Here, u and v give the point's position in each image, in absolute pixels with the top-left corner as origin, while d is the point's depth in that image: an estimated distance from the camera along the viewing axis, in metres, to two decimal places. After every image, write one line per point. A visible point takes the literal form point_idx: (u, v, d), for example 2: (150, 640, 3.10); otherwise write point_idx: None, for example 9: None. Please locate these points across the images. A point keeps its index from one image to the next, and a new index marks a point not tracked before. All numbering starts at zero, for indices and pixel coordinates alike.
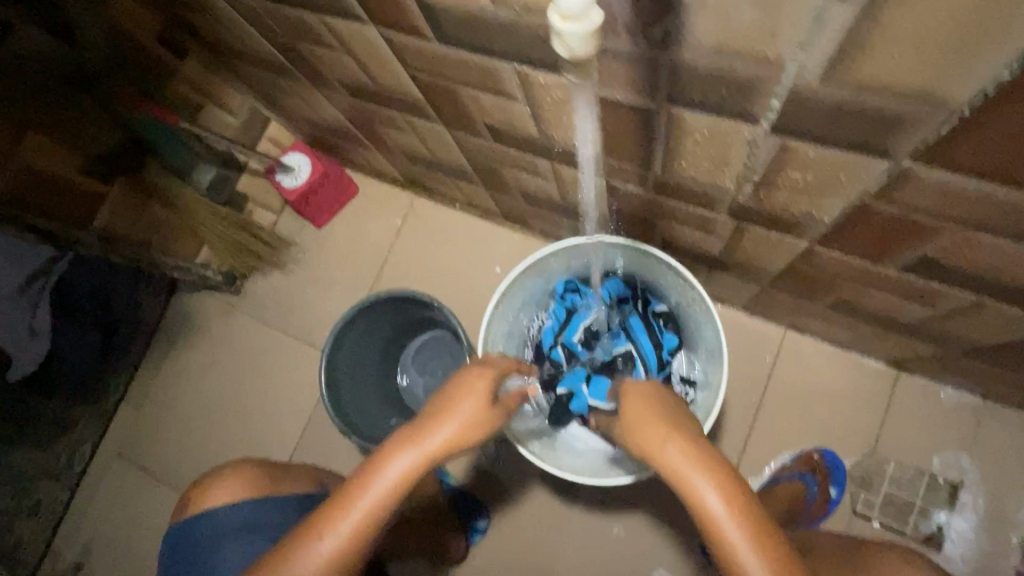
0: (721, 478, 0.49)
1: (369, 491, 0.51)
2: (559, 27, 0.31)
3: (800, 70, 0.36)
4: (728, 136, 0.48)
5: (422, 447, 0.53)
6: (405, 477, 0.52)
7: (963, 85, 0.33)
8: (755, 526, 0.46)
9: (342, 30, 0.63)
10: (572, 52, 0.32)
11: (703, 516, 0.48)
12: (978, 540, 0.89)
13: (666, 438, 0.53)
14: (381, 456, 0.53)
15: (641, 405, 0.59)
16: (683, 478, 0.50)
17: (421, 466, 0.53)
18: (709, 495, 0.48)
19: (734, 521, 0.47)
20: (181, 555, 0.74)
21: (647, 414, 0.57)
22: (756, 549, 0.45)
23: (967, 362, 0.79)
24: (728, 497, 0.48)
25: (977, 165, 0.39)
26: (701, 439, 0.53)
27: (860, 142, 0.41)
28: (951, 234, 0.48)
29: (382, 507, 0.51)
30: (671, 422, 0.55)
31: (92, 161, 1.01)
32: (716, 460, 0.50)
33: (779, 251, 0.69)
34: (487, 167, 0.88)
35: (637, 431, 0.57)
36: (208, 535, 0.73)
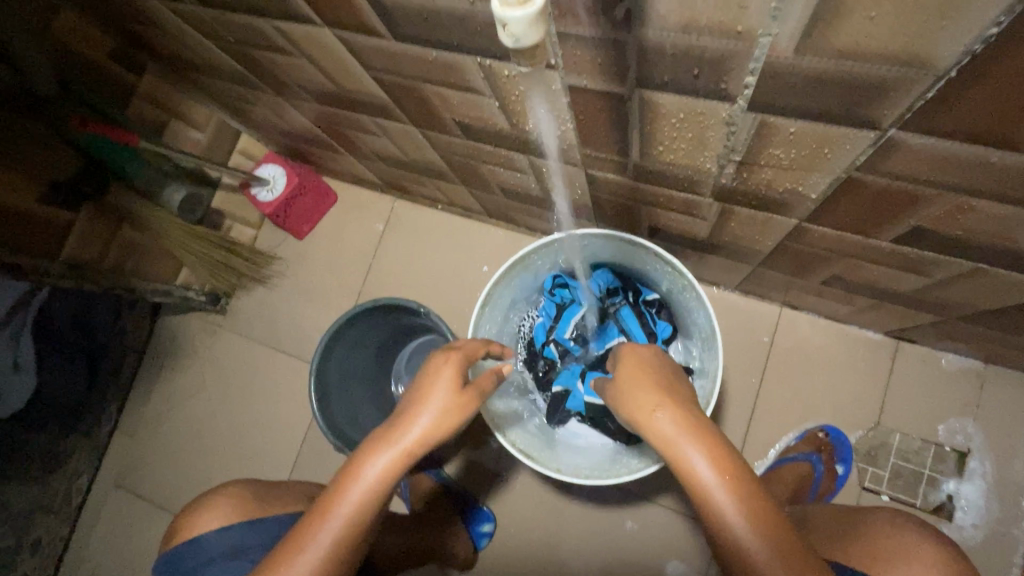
0: (711, 446, 0.47)
1: (349, 497, 0.49)
2: (501, 13, 0.29)
3: (774, 42, 0.34)
4: (704, 117, 0.46)
5: (398, 445, 0.50)
6: (385, 476, 0.50)
7: (949, 46, 0.30)
8: (747, 493, 0.45)
9: (295, 33, 0.61)
10: (518, 40, 0.31)
11: (695, 486, 0.46)
12: (989, 507, 0.87)
13: (655, 407, 0.50)
14: (359, 457, 0.51)
15: (631, 375, 0.57)
16: (671, 445, 0.48)
17: (399, 466, 0.50)
18: (700, 465, 0.46)
19: (726, 488, 0.45)
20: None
21: (633, 382, 0.55)
22: (748, 515, 0.44)
23: (966, 327, 0.77)
24: (719, 465, 0.46)
25: (967, 130, 0.36)
26: (690, 408, 0.50)
27: (842, 113, 0.39)
28: (944, 201, 0.46)
29: (365, 511, 0.49)
30: (657, 389, 0.53)
31: (50, 188, 0.97)
32: (705, 429, 0.48)
33: (768, 230, 0.67)
34: (463, 164, 0.85)
35: (626, 401, 0.54)
36: (195, 564, 0.69)
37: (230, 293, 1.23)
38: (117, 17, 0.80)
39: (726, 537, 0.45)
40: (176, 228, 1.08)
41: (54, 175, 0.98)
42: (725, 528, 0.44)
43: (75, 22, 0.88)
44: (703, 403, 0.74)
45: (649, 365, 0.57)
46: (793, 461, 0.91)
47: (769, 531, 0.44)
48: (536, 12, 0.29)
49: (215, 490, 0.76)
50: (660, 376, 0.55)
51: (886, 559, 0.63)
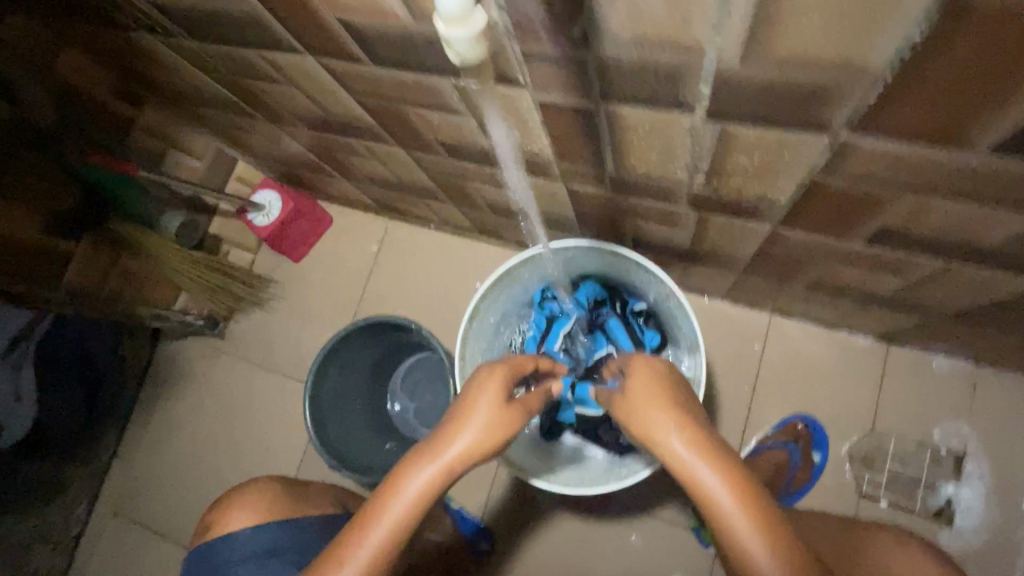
0: (730, 472, 0.46)
1: (389, 509, 0.50)
2: (444, 32, 0.31)
3: (721, 54, 0.36)
4: (669, 127, 0.48)
5: (441, 460, 0.51)
6: (426, 490, 0.50)
7: (879, 50, 0.32)
8: (769, 522, 0.44)
9: (282, 62, 0.63)
10: (462, 56, 0.32)
11: (714, 514, 0.45)
12: (989, 510, 0.87)
13: (673, 430, 0.50)
14: (402, 470, 0.52)
15: (643, 390, 0.55)
16: (686, 467, 0.48)
17: (440, 479, 0.51)
18: (720, 493, 0.45)
19: (749, 519, 0.44)
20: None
21: (645, 396, 0.54)
22: (772, 547, 0.43)
23: (950, 328, 0.78)
24: (738, 492, 0.45)
25: (912, 130, 0.38)
26: (708, 431, 0.50)
27: (795, 118, 0.41)
28: (904, 201, 0.47)
29: (404, 524, 0.50)
30: (669, 406, 0.52)
31: (51, 219, 1.01)
32: (726, 454, 0.47)
33: (745, 236, 0.68)
34: (450, 183, 0.87)
35: (639, 419, 0.53)
36: (228, 561, 0.69)
37: (228, 317, 1.25)
38: (118, 54, 0.84)
39: (745, 568, 0.44)
40: (170, 252, 1.10)
41: (52, 206, 1.00)
42: (746, 559, 0.44)
43: (82, 62, 0.89)
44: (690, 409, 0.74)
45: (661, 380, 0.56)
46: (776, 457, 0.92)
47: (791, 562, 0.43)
48: (475, 29, 0.31)
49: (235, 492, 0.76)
50: (672, 392, 0.55)
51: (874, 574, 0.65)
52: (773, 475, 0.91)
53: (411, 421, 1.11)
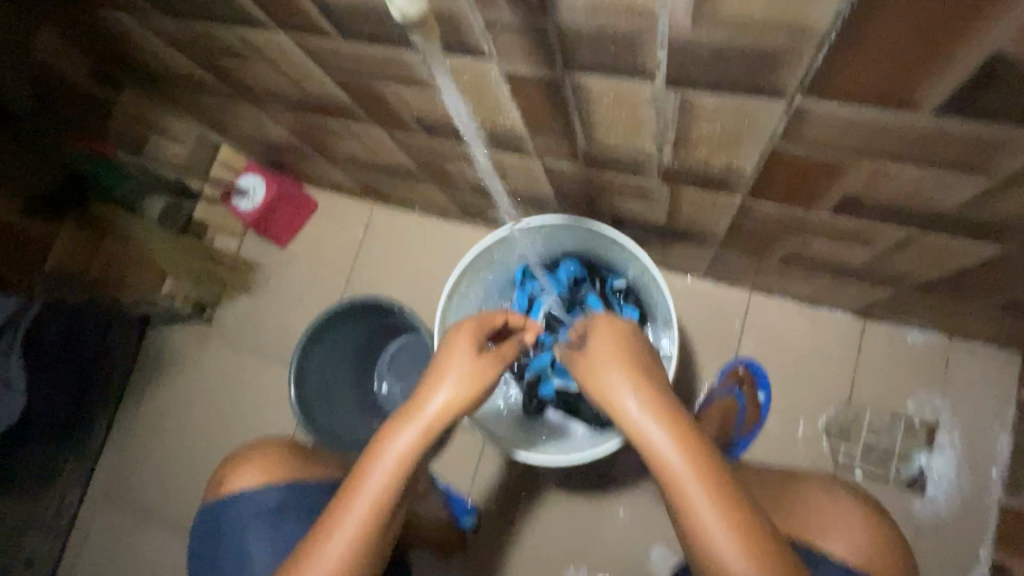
0: (680, 434, 0.48)
1: (377, 474, 0.53)
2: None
3: (672, 16, 0.37)
4: (632, 97, 0.49)
5: (420, 422, 0.54)
6: (410, 452, 0.54)
7: (823, 10, 0.33)
8: (718, 484, 0.46)
9: (255, 39, 0.64)
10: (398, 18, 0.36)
11: (668, 477, 0.47)
12: (960, 478, 0.89)
13: (631, 390, 0.50)
14: (384, 435, 0.54)
15: (603, 347, 0.55)
16: (639, 432, 0.49)
17: (422, 439, 0.54)
18: (675, 459, 0.47)
19: (700, 484, 0.46)
20: (207, 540, 0.72)
21: (604, 355, 0.54)
22: (720, 510, 0.46)
23: (921, 300, 0.80)
24: (689, 456, 0.47)
25: (860, 91, 0.39)
26: (663, 392, 0.51)
27: (750, 83, 0.42)
28: (862, 168, 0.48)
29: (392, 486, 0.53)
30: (630, 366, 0.53)
31: (36, 203, 1.03)
32: (669, 407, 0.50)
33: (718, 210, 0.69)
34: (430, 163, 0.88)
35: (595, 375, 0.53)
36: (237, 517, 0.70)
37: (216, 303, 1.26)
38: (93, 34, 0.84)
39: (694, 528, 0.46)
40: (154, 237, 1.09)
41: (36, 191, 1.03)
42: (697, 522, 0.46)
43: (64, 49, 0.90)
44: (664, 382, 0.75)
45: (621, 338, 0.56)
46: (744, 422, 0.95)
47: (735, 521, 0.45)
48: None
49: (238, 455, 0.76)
50: (634, 350, 0.55)
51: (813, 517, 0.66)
52: (723, 425, 0.93)
53: (397, 402, 1.12)
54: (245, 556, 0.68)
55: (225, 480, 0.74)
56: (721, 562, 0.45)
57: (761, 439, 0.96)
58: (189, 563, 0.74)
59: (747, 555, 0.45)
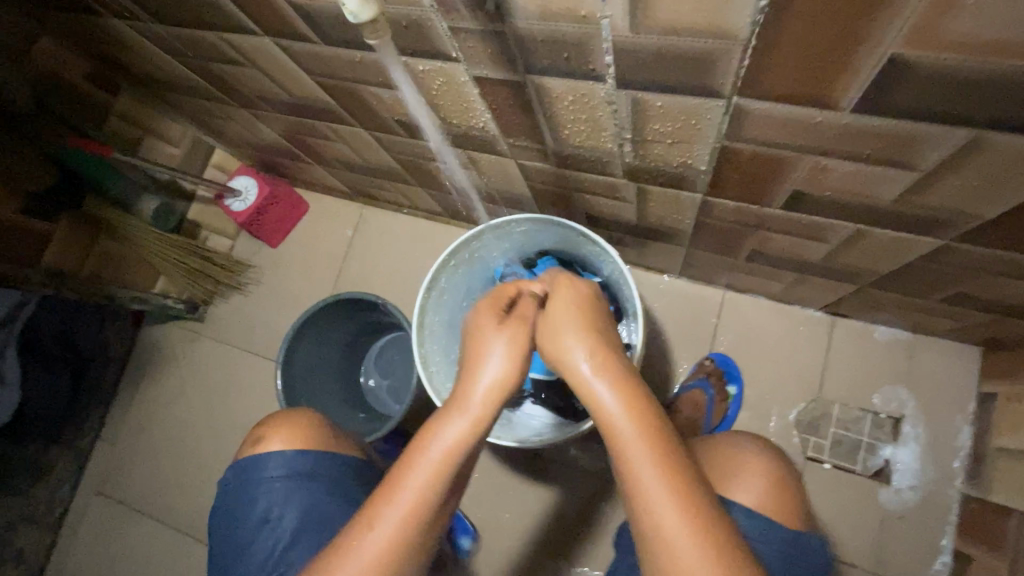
0: (624, 396, 0.54)
1: (424, 465, 0.56)
2: None
3: (613, 23, 0.41)
4: (588, 97, 0.52)
5: (468, 414, 0.57)
6: (455, 445, 0.56)
7: (740, 18, 0.37)
8: (656, 443, 0.52)
9: (242, 44, 0.67)
10: None
11: (613, 436, 0.54)
12: (923, 470, 0.92)
13: (581, 355, 0.57)
14: (432, 429, 0.57)
15: (559, 316, 0.62)
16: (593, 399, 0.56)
17: (470, 431, 0.57)
18: (620, 419, 0.53)
19: (641, 441, 0.52)
20: (230, 498, 0.73)
21: (566, 326, 0.60)
22: (656, 464, 0.51)
23: (881, 295, 0.83)
24: (633, 416, 0.53)
25: (786, 92, 0.43)
26: (615, 360, 0.57)
27: (691, 85, 0.45)
28: (802, 162, 0.52)
29: (439, 476, 0.56)
30: (588, 338, 0.59)
31: (32, 200, 1.04)
32: (634, 384, 0.55)
33: (682, 208, 0.73)
34: (414, 164, 0.91)
35: (551, 341, 0.60)
36: (261, 480, 0.72)
37: (208, 301, 1.29)
38: (91, 41, 0.88)
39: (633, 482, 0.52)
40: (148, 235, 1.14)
41: (32, 185, 1.04)
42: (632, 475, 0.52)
43: (56, 50, 0.94)
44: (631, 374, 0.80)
45: (578, 309, 0.62)
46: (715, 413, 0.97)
47: (668, 474, 0.51)
48: None
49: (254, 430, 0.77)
50: (594, 325, 0.61)
51: (745, 477, 0.69)
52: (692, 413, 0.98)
53: (383, 397, 1.16)
54: (267, 519, 0.70)
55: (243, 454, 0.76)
56: (653, 514, 0.51)
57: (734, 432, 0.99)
58: (211, 522, 0.75)
59: (680, 509, 0.50)
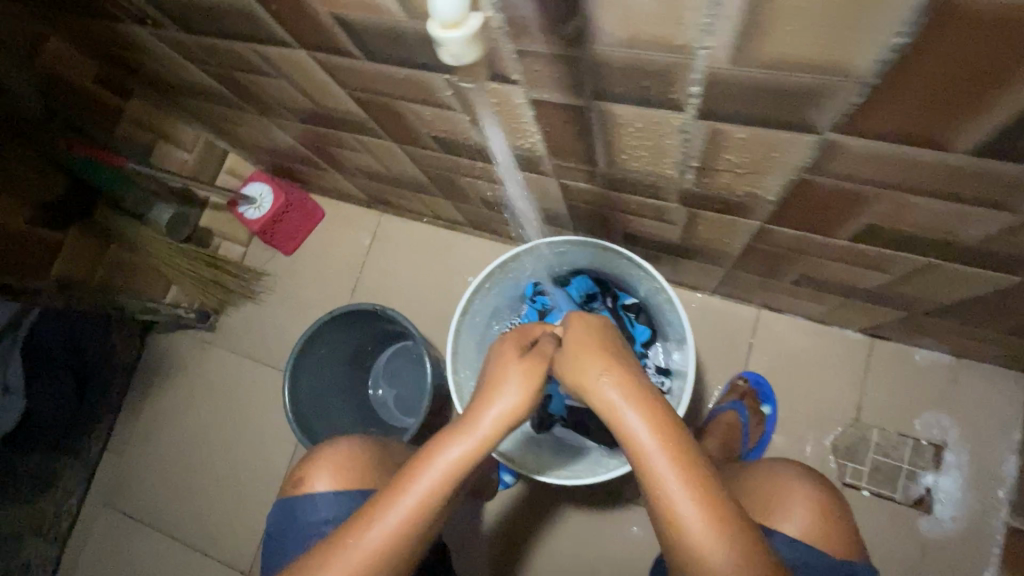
0: (650, 415, 0.54)
1: (418, 485, 0.55)
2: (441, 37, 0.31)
3: (711, 54, 0.37)
4: (659, 125, 0.48)
5: (473, 439, 0.56)
6: (455, 468, 0.55)
7: (864, 57, 0.33)
8: (683, 459, 0.52)
9: (274, 56, 0.63)
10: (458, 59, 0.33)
11: (638, 453, 0.53)
12: (966, 498, 0.89)
13: (605, 376, 0.56)
14: (431, 451, 0.56)
15: (580, 333, 0.61)
16: (620, 422, 0.54)
17: (472, 456, 0.56)
18: (646, 437, 0.53)
19: (666, 457, 0.52)
20: (279, 536, 0.71)
21: (588, 351, 0.59)
22: (682, 479, 0.52)
23: (932, 322, 0.80)
24: (660, 435, 0.53)
25: (893, 130, 0.39)
26: (638, 378, 0.56)
27: (781, 118, 0.42)
28: (887, 199, 0.48)
29: (434, 496, 0.55)
30: (613, 361, 0.57)
31: (40, 210, 1.00)
32: (660, 410, 0.54)
33: (734, 233, 0.69)
34: (443, 178, 0.87)
35: (573, 367, 0.58)
36: (310, 522, 0.69)
37: (220, 310, 1.24)
38: (104, 44, 0.83)
39: (658, 492, 0.52)
40: (160, 246, 1.10)
41: (41, 196, 1.00)
42: (659, 487, 0.52)
43: (68, 52, 0.90)
44: (677, 402, 0.75)
45: (600, 335, 0.61)
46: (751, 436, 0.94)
47: (694, 488, 0.51)
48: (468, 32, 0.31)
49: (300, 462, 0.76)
50: (615, 351, 0.59)
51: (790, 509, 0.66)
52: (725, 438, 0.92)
53: (394, 410, 1.11)
54: None
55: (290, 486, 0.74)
56: (682, 522, 0.51)
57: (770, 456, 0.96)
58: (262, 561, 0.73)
59: (710, 519, 0.51)
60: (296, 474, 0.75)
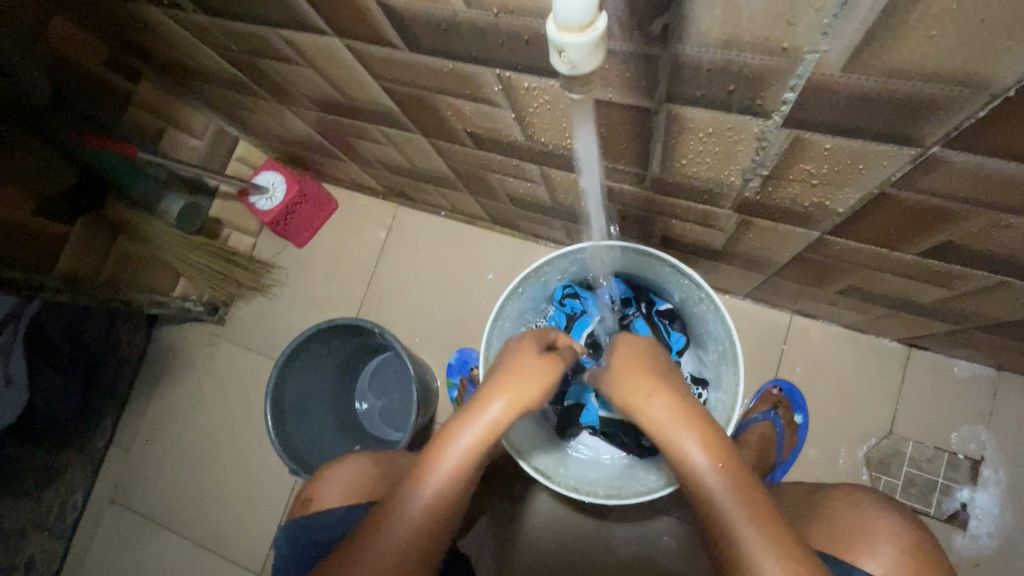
0: (695, 423, 0.52)
1: (436, 469, 0.51)
2: (559, 38, 0.29)
3: (822, 59, 0.33)
4: (734, 132, 0.44)
5: (482, 422, 0.52)
6: (470, 451, 0.52)
7: (1008, 67, 0.29)
8: (736, 477, 0.50)
9: (303, 43, 0.58)
10: (575, 67, 0.30)
11: (688, 471, 0.51)
12: (1001, 515, 0.87)
13: (651, 392, 0.55)
14: (443, 436, 0.52)
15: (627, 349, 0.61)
16: (665, 431, 0.53)
17: (484, 440, 0.52)
18: (695, 454, 0.51)
19: (717, 475, 0.50)
20: (291, 554, 0.67)
21: (633, 365, 0.60)
22: (735, 497, 0.49)
23: (981, 336, 0.76)
24: (711, 452, 0.51)
25: (1010, 149, 0.35)
26: (684, 395, 0.56)
27: (881, 131, 0.38)
28: (980, 218, 0.44)
29: (452, 482, 0.52)
30: (657, 376, 0.58)
31: (47, 203, 0.95)
32: (702, 419, 0.53)
33: (787, 241, 0.65)
34: (470, 174, 0.83)
35: (619, 381, 0.60)
36: (325, 537, 0.65)
37: (229, 303, 1.20)
38: (114, 25, 0.78)
39: (710, 512, 0.50)
40: (171, 238, 1.07)
41: (47, 188, 0.94)
42: (711, 508, 0.50)
43: (76, 32, 0.85)
44: (723, 419, 0.72)
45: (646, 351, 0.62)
46: (785, 446, 0.92)
47: (750, 507, 0.49)
48: (596, 35, 0.29)
49: (323, 473, 0.73)
50: (662, 366, 0.60)
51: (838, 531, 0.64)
52: (760, 449, 0.90)
53: (377, 421, 1.10)
54: None
55: (311, 499, 0.71)
56: (737, 544, 0.48)
57: (801, 467, 0.93)
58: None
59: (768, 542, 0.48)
60: (319, 484, 0.72)
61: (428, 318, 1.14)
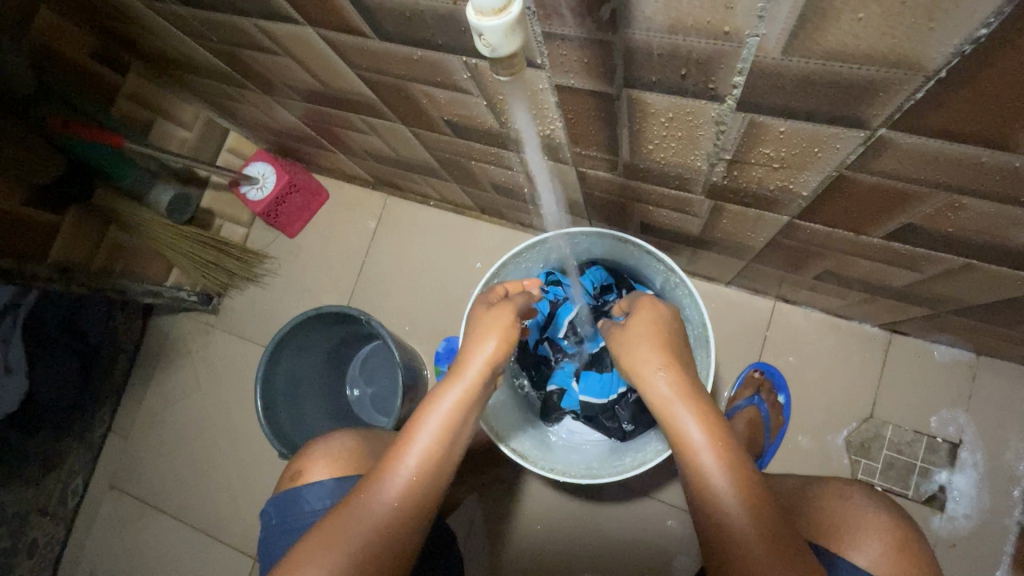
0: (693, 401, 0.55)
1: (427, 427, 0.54)
2: (478, 21, 0.32)
3: (762, 42, 0.34)
4: (694, 116, 0.45)
5: (465, 380, 0.56)
6: (454, 410, 0.54)
7: (936, 46, 0.30)
8: (730, 453, 0.52)
9: (278, 32, 0.60)
10: (496, 49, 0.34)
11: (686, 448, 0.53)
12: (978, 496, 0.89)
13: (658, 368, 0.58)
14: (433, 395, 0.55)
15: (640, 329, 0.64)
16: (668, 406, 0.55)
17: (467, 398, 0.56)
18: (693, 431, 0.53)
19: (713, 453, 0.52)
20: (275, 528, 0.69)
21: (643, 338, 0.62)
22: (727, 475, 0.51)
23: (955, 320, 0.78)
24: (709, 431, 0.53)
25: (953, 129, 0.36)
26: (688, 374, 0.58)
27: (830, 113, 0.38)
28: (936, 200, 0.45)
29: (439, 442, 0.53)
30: (665, 352, 0.60)
31: (36, 193, 0.96)
32: (700, 399, 0.55)
33: (761, 226, 0.66)
34: (452, 161, 0.83)
35: (630, 357, 0.62)
36: (308, 513, 0.68)
37: (223, 292, 1.22)
38: (99, 15, 0.80)
39: (703, 491, 0.51)
40: (163, 229, 1.08)
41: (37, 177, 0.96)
42: (704, 488, 0.51)
43: (59, 21, 0.86)
44: None
45: (657, 326, 0.64)
46: (772, 429, 0.93)
47: (741, 485, 0.50)
48: (510, 19, 0.32)
49: (305, 456, 0.74)
50: (673, 341, 0.62)
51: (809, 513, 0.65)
52: (750, 432, 0.90)
53: (368, 407, 1.12)
54: None
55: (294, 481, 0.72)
56: (724, 522, 0.50)
57: (782, 451, 0.95)
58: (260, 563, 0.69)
59: (756, 522, 0.49)
60: (302, 467, 0.73)
61: (417, 306, 1.16)
